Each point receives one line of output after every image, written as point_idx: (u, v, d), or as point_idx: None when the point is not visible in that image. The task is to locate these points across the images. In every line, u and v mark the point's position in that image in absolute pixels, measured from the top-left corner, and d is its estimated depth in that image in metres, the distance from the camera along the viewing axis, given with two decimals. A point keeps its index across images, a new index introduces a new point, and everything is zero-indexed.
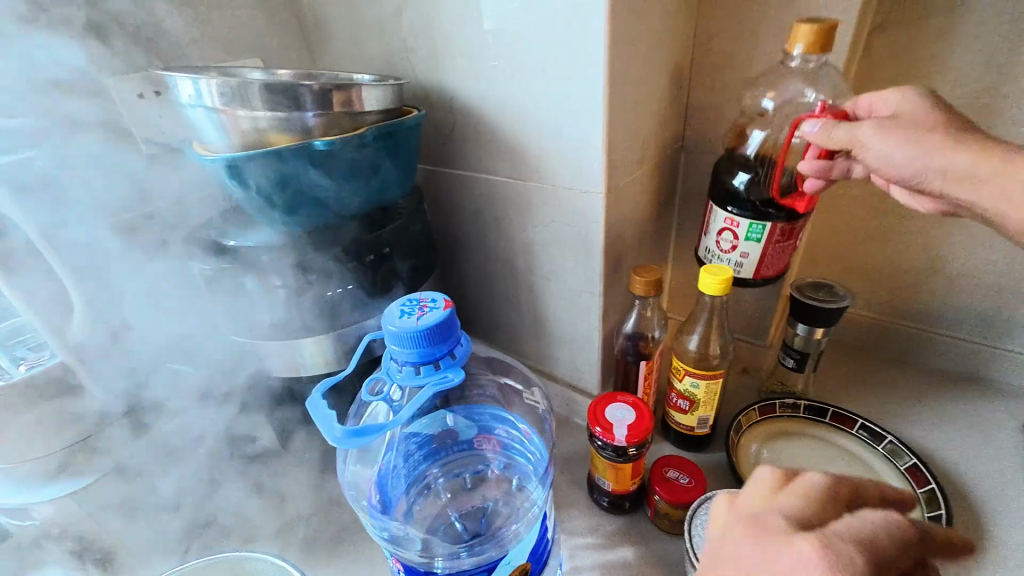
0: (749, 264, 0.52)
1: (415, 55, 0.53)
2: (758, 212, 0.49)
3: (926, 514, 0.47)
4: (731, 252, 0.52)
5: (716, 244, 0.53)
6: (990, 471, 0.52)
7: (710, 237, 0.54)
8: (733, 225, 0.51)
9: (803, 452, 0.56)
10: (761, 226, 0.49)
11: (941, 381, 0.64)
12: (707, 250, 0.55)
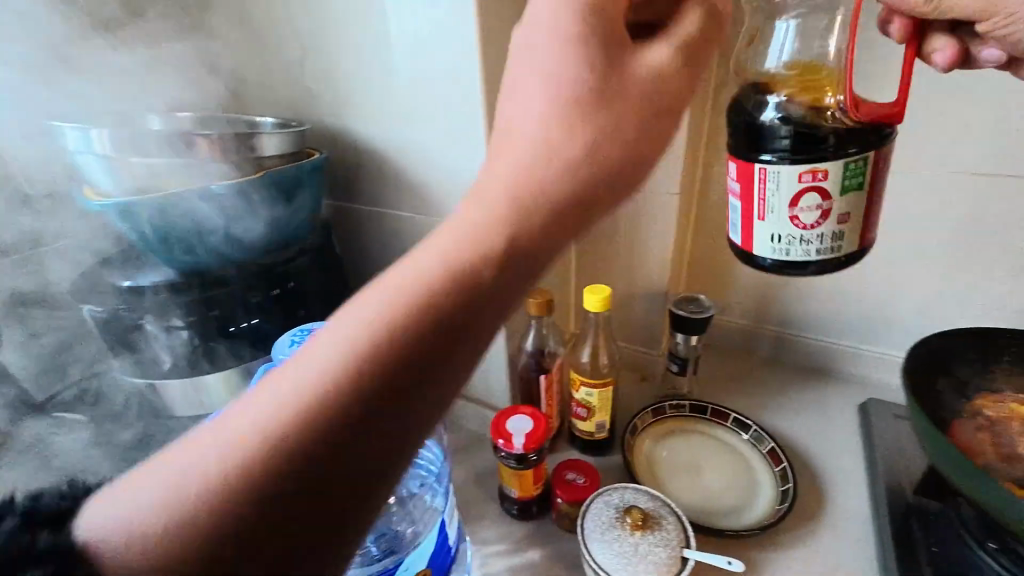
0: (850, 231, 0.35)
1: (317, 102, 0.56)
2: (817, 139, 0.34)
3: (779, 489, 0.56)
4: (814, 214, 0.34)
5: (792, 219, 0.35)
6: (831, 446, 0.63)
7: (777, 207, 0.35)
8: (806, 176, 0.34)
9: (688, 446, 0.63)
10: (862, 161, 0.33)
11: (799, 372, 0.76)
12: (771, 237, 0.36)
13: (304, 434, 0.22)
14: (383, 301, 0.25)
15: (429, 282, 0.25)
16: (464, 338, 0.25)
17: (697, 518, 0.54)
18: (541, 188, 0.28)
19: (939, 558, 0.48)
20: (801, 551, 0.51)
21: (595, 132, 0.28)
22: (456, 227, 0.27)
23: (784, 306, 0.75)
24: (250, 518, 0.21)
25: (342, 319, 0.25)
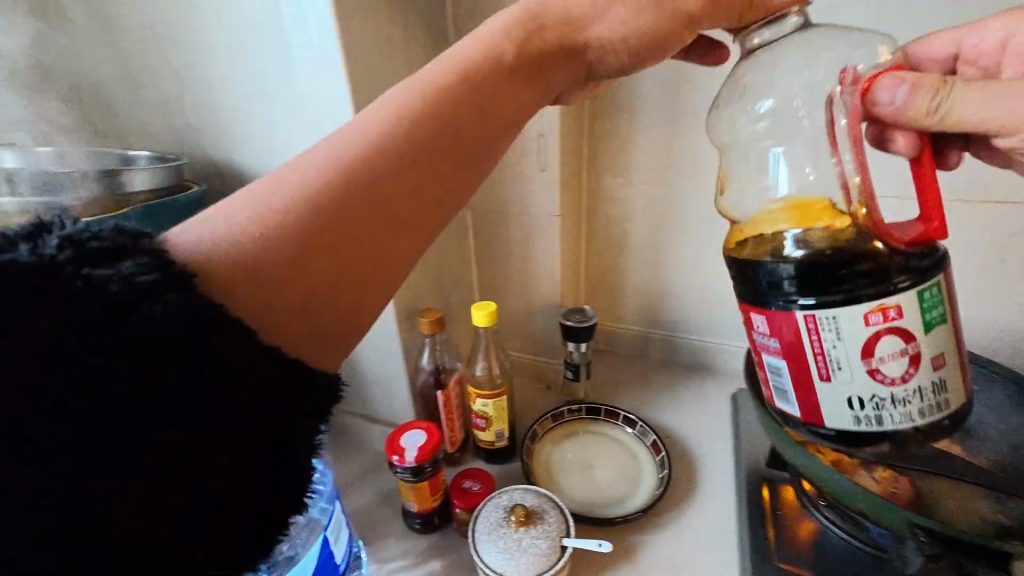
0: (946, 380, 0.35)
1: (199, 136, 0.57)
2: (876, 275, 0.34)
3: (659, 476, 0.62)
4: (900, 361, 0.34)
5: (871, 372, 0.34)
6: (706, 433, 0.71)
7: (848, 368, 0.34)
8: (875, 317, 0.33)
9: (584, 446, 0.68)
10: (935, 289, 0.34)
11: (684, 370, 0.85)
12: (851, 400, 0.35)
13: (352, 173, 0.30)
14: (406, 94, 0.32)
15: (438, 94, 0.33)
16: (459, 139, 0.33)
17: (585, 512, 0.59)
18: (521, 51, 0.36)
19: (782, 523, 0.56)
20: (673, 530, 0.58)
21: (564, 17, 0.38)
22: (454, 55, 0.35)
23: (667, 312, 0.84)
24: (314, 225, 0.28)
25: (376, 104, 0.32)
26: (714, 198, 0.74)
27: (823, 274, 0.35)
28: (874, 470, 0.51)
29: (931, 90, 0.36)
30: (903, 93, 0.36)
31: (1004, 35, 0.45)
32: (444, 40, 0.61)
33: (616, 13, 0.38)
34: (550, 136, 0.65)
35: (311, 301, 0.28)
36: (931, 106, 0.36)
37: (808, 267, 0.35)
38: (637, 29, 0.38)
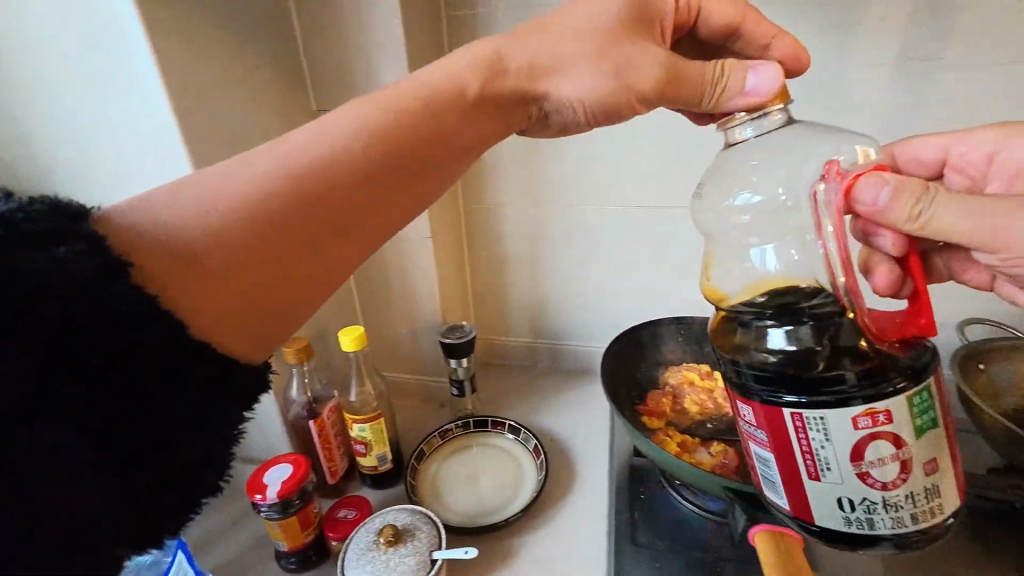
0: (945, 486, 0.34)
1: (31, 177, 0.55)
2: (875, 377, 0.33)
3: (538, 478, 0.66)
4: (892, 467, 0.33)
5: (862, 476, 0.33)
6: (588, 431, 0.76)
7: (837, 470, 0.34)
8: (862, 421, 0.32)
9: (471, 460, 0.70)
10: (925, 393, 0.33)
11: (575, 375, 0.90)
12: (841, 501, 0.34)
13: (310, 189, 0.33)
14: (372, 119, 0.36)
15: (397, 127, 0.36)
16: (412, 170, 0.37)
17: (467, 523, 0.61)
18: (483, 93, 0.40)
19: (644, 506, 0.61)
20: (548, 527, 0.61)
21: (529, 64, 0.41)
22: (420, 90, 0.38)
23: (552, 323, 0.89)
24: (268, 233, 0.32)
25: (340, 124, 0.35)
26: (580, 214, 0.80)
27: (805, 374, 0.35)
28: (710, 445, 0.60)
29: (912, 197, 0.37)
30: (883, 199, 0.36)
31: (991, 150, 0.47)
32: (296, 75, 0.64)
33: (579, 77, 0.40)
34: None
35: (252, 301, 0.31)
36: (913, 213, 0.37)
37: (788, 369, 0.35)
38: (600, 97, 0.40)
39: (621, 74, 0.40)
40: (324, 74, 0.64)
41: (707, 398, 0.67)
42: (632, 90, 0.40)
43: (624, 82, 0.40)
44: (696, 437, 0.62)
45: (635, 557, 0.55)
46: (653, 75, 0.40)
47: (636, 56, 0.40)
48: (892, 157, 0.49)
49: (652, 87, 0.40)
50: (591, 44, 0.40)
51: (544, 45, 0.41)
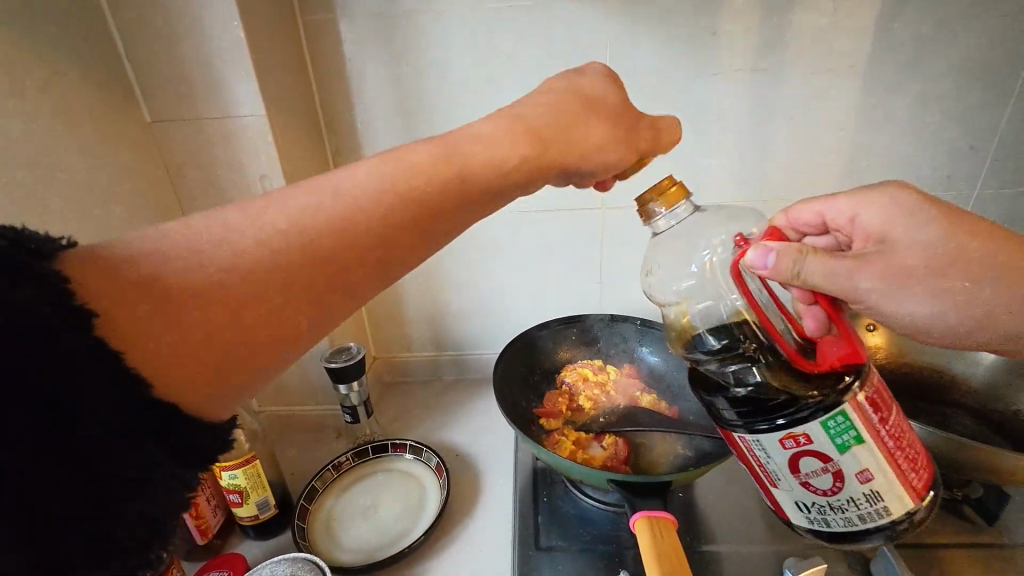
0: (884, 486, 0.36)
1: None
2: (823, 391, 0.36)
3: (441, 497, 0.63)
4: (827, 476, 0.36)
5: (804, 484, 0.37)
6: (494, 439, 0.75)
7: (783, 479, 0.38)
8: (789, 442, 0.36)
9: (370, 489, 0.65)
10: (841, 417, 0.35)
11: (480, 384, 0.89)
12: (796, 504, 0.39)
13: (309, 246, 0.27)
14: (392, 173, 0.30)
15: (423, 197, 0.30)
16: (423, 241, 0.31)
17: (365, 559, 0.56)
18: (514, 160, 0.33)
19: (547, 508, 0.61)
20: (453, 548, 0.58)
21: (576, 142, 0.35)
22: (463, 158, 0.32)
23: (453, 334, 0.87)
24: (248, 282, 0.26)
25: (361, 181, 0.29)
26: (469, 222, 0.79)
27: (757, 401, 0.39)
28: (603, 438, 0.62)
29: (789, 254, 0.39)
30: (771, 260, 0.39)
31: (852, 213, 0.49)
32: (122, 83, 0.57)
33: (598, 138, 0.36)
34: (273, 176, 0.61)
35: (211, 357, 0.26)
36: (794, 271, 0.39)
37: (753, 402, 0.39)
38: (602, 155, 0.36)
39: (627, 131, 0.37)
40: (155, 82, 0.57)
41: (600, 393, 0.70)
42: (632, 148, 0.38)
43: (626, 137, 0.37)
44: (589, 431, 0.63)
45: (541, 562, 0.55)
46: (644, 132, 0.39)
47: (634, 115, 0.38)
48: (784, 220, 0.55)
49: (643, 143, 0.38)
50: (597, 103, 0.37)
51: (583, 121, 0.36)
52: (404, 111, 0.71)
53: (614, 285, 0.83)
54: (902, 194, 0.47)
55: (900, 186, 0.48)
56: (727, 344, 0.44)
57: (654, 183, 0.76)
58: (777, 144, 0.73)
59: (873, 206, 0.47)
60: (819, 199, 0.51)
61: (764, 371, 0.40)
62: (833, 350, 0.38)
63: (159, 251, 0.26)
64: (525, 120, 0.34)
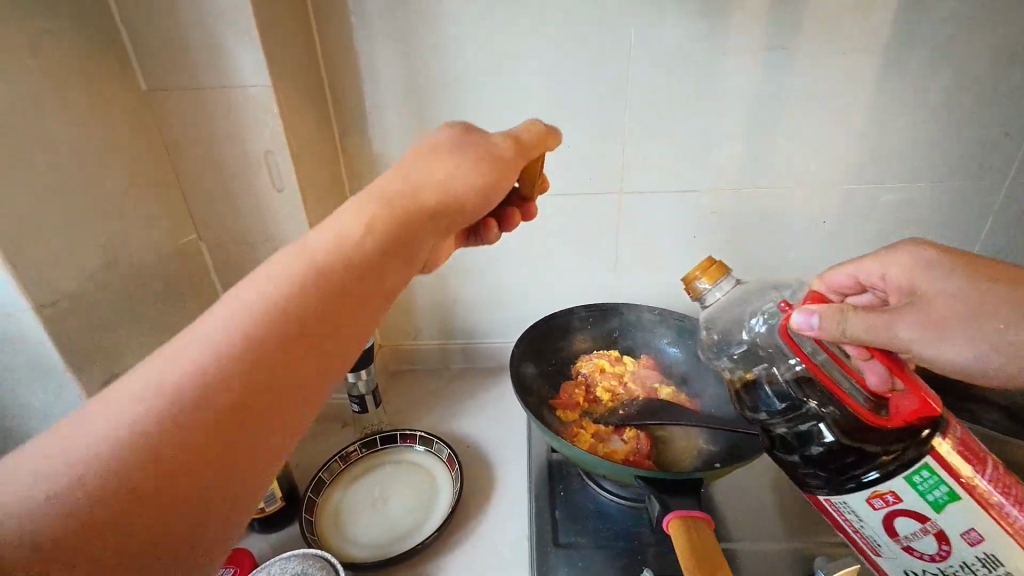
0: (1011, 555, 0.36)
1: None
2: (897, 450, 0.39)
3: (454, 490, 0.61)
4: (928, 538, 0.39)
5: (906, 548, 0.40)
6: (504, 431, 0.73)
7: (884, 544, 0.41)
8: (877, 502, 0.39)
9: (379, 481, 0.63)
10: (925, 472, 0.37)
11: (487, 373, 0.87)
12: (908, 571, 0.41)
13: (247, 364, 0.26)
14: (300, 265, 0.29)
15: (310, 279, 0.29)
16: (360, 307, 0.30)
17: (378, 554, 0.54)
18: (414, 213, 0.34)
19: (564, 503, 0.59)
20: (468, 544, 0.56)
21: (437, 180, 0.35)
22: (330, 232, 0.31)
23: (462, 323, 0.84)
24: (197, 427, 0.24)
25: (234, 303, 0.28)
26: None
27: (837, 463, 0.42)
28: (624, 431, 0.60)
29: (831, 314, 0.41)
30: (816, 321, 0.42)
31: (881, 272, 0.50)
32: (115, 44, 0.52)
33: (463, 171, 0.36)
34: (279, 152, 0.58)
35: (181, 513, 0.24)
36: (839, 329, 0.41)
37: (829, 462, 0.42)
38: (485, 181, 0.37)
39: (485, 150, 0.38)
40: (150, 44, 0.53)
41: (617, 384, 0.67)
42: (503, 164, 0.39)
43: (492, 156, 0.38)
44: (609, 424, 0.61)
45: (560, 561, 0.52)
46: (505, 144, 0.40)
47: (487, 134, 0.40)
48: (822, 284, 0.57)
49: (511, 153, 0.40)
50: (448, 138, 0.39)
51: (433, 163, 0.36)
52: (413, 87, 0.67)
53: (629, 274, 0.81)
54: (923, 252, 0.48)
55: (921, 244, 0.49)
56: (792, 404, 0.46)
57: (674, 166, 0.72)
58: (807, 128, 0.69)
59: (896, 265, 0.49)
60: (851, 263, 0.53)
61: (835, 432, 0.43)
62: (903, 403, 0.40)
63: (76, 447, 0.23)
64: (403, 185, 0.34)
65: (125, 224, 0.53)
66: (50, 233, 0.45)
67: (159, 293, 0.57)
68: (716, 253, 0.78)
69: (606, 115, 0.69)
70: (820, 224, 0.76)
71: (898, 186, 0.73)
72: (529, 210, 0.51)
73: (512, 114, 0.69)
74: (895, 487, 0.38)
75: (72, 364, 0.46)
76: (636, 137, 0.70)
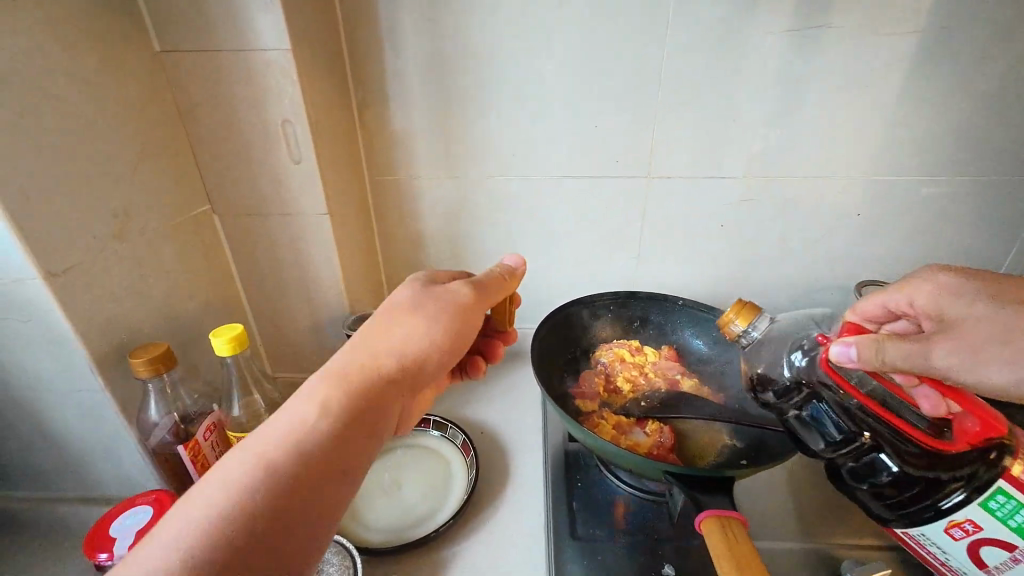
0: None
1: None
2: (965, 476, 0.39)
3: (468, 476, 0.60)
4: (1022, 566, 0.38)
5: None
6: (518, 420, 0.72)
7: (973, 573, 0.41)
8: (956, 531, 0.40)
9: (392, 464, 0.62)
10: (999, 498, 0.37)
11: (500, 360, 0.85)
12: None
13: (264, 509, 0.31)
14: (300, 422, 0.34)
15: (276, 469, 0.32)
16: (355, 452, 0.35)
17: (390, 540, 0.52)
18: (386, 377, 0.39)
19: (581, 494, 0.58)
20: (484, 532, 0.55)
21: (394, 349, 0.40)
22: (293, 419, 0.35)
23: None
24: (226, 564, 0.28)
25: (257, 452, 0.33)
26: (502, 187, 0.72)
27: (909, 494, 0.42)
28: (646, 424, 0.58)
29: (868, 344, 0.41)
30: (853, 351, 0.42)
31: (909, 300, 0.48)
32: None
33: (419, 334, 0.42)
34: (298, 121, 0.55)
35: None
36: (880, 358, 0.41)
37: (898, 495, 0.43)
38: (443, 341, 0.43)
39: (440, 308, 0.43)
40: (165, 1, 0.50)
41: (638, 374, 0.66)
42: (458, 318, 0.44)
43: (447, 312, 0.43)
44: (630, 416, 0.59)
45: (575, 551, 0.51)
46: (460, 295, 0.45)
47: (444, 289, 0.45)
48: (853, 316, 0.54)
49: (465, 302, 0.45)
50: (408, 302, 0.44)
51: (393, 327, 0.42)
52: (435, 59, 0.64)
53: (651, 262, 0.78)
54: (943, 278, 0.47)
55: (940, 271, 0.48)
56: (848, 435, 0.45)
57: (706, 151, 0.69)
58: (854, 114, 0.65)
59: (918, 291, 0.48)
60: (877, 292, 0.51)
61: (899, 462, 0.42)
62: (963, 425, 0.39)
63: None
64: (370, 356, 0.40)
65: (136, 190, 0.51)
66: (57, 196, 0.42)
67: (169, 265, 0.55)
68: (742, 243, 0.76)
69: (637, 93, 0.65)
70: (854, 218, 0.73)
71: (943, 180, 0.68)
72: (506, 335, 0.59)
73: (536, 90, 0.66)
74: (971, 515, 0.39)
75: (81, 335, 0.45)
76: (669, 118, 0.67)
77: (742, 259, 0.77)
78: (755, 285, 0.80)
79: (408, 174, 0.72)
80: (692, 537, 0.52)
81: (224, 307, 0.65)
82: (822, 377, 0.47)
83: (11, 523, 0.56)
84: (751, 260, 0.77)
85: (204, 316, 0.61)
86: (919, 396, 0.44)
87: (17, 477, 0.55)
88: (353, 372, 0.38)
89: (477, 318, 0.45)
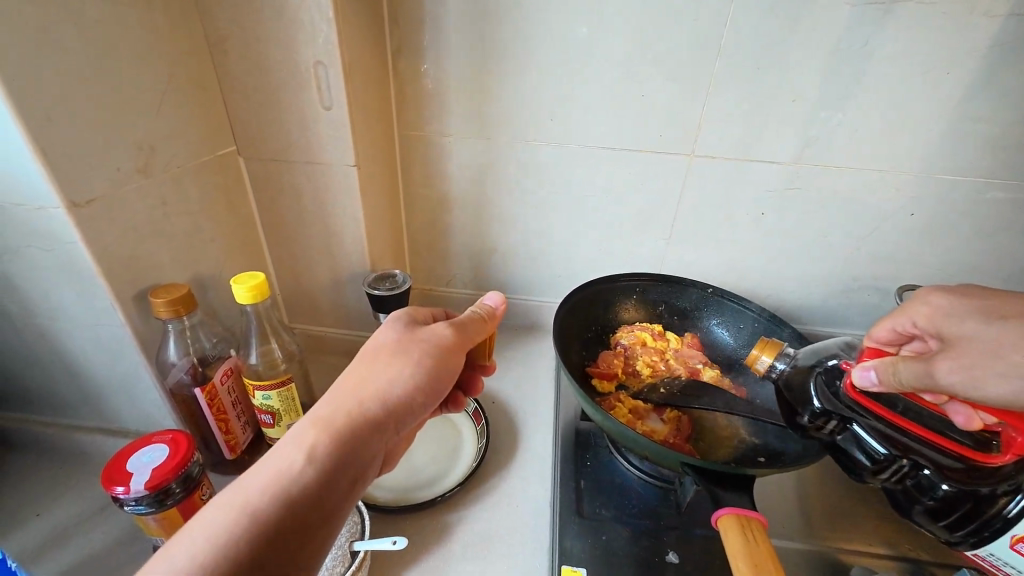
0: None
1: None
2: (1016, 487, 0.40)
3: (478, 445, 0.60)
4: None
5: None
6: (528, 393, 0.72)
7: None
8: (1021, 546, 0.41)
9: None
10: None
11: (514, 334, 0.85)
12: None
13: (253, 548, 0.30)
14: (285, 467, 0.34)
15: (263, 513, 0.32)
16: (339, 493, 0.35)
17: (399, 498, 0.53)
18: (367, 423, 0.38)
19: (591, 471, 0.57)
20: (489, 500, 0.55)
21: (377, 391, 0.40)
22: (280, 463, 0.34)
23: (497, 272, 0.81)
24: None
25: (244, 492, 0.32)
26: (531, 154, 0.69)
27: (966, 510, 0.42)
28: (663, 412, 0.57)
29: (885, 365, 0.40)
30: (874, 375, 0.41)
31: (916, 321, 0.43)
32: None
33: (401, 378, 0.41)
34: (331, 64, 0.52)
35: None
36: (896, 379, 0.39)
37: (955, 511, 0.43)
38: (425, 384, 0.42)
39: (424, 350, 0.43)
40: None
41: (658, 360, 0.64)
42: (441, 361, 0.43)
43: (431, 356, 0.43)
44: (648, 402, 0.58)
45: (580, 527, 0.50)
46: (442, 337, 0.44)
47: (428, 330, 0.44)
48: (869, 340, 0.48)
49: (447, 344, 0.44)
50: (392, 343, 0.43)
51: (376, 369, 0.41)
52: (477, 9, 0.60)
53: (682, 244, 0.75)
54: (936, 299, 0.42)
55: (936, 291, 0.43)
56: (890, 455, 0.42)
57: (755, 133, 0.64)
58: (924, 105, 0.60)
59: (915, 313, 0.43)
60: (883, 315, 0.46)
61: (948, 480, 0.41)
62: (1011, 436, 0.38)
63: None
64: (352, 403, 0.39)
65: (161, 123, 0.49)
66: (80, 120, 0.40)
67: (193, 207, 0.54)
68: (780, 234, 0.72)
69: (692, 62, 0.60)
70: (905, 216, 0.68)
71: (1011, 184, 0.63)
72: (487, 367, 0.55)
73: (584, 50, 0.61)
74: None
75: (103, 269, 0.44)
76: (727, 89, 0.62)
77: (775, 251, 0.74)
78: (788, 278, 0.77)
79: (438, 132, 0.69)
80: (698, 526, 0.52)
81: (246, 254, 0.65)
82: (850, 404, 0.44)
83: (39, 444, 0.58)
84: (787, 253, 0.74)
85: (226, 261, 0.61)
86: (950, 411, 0.39)
87: (42, 403, 0.56)
88: (334, 420, 0.37)
89: (456, 361, 0.45)
